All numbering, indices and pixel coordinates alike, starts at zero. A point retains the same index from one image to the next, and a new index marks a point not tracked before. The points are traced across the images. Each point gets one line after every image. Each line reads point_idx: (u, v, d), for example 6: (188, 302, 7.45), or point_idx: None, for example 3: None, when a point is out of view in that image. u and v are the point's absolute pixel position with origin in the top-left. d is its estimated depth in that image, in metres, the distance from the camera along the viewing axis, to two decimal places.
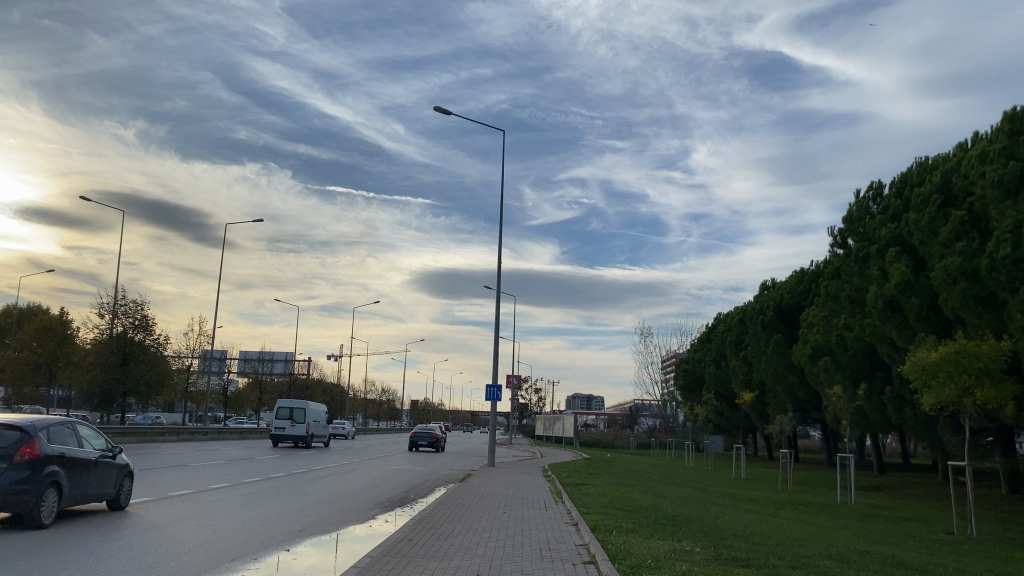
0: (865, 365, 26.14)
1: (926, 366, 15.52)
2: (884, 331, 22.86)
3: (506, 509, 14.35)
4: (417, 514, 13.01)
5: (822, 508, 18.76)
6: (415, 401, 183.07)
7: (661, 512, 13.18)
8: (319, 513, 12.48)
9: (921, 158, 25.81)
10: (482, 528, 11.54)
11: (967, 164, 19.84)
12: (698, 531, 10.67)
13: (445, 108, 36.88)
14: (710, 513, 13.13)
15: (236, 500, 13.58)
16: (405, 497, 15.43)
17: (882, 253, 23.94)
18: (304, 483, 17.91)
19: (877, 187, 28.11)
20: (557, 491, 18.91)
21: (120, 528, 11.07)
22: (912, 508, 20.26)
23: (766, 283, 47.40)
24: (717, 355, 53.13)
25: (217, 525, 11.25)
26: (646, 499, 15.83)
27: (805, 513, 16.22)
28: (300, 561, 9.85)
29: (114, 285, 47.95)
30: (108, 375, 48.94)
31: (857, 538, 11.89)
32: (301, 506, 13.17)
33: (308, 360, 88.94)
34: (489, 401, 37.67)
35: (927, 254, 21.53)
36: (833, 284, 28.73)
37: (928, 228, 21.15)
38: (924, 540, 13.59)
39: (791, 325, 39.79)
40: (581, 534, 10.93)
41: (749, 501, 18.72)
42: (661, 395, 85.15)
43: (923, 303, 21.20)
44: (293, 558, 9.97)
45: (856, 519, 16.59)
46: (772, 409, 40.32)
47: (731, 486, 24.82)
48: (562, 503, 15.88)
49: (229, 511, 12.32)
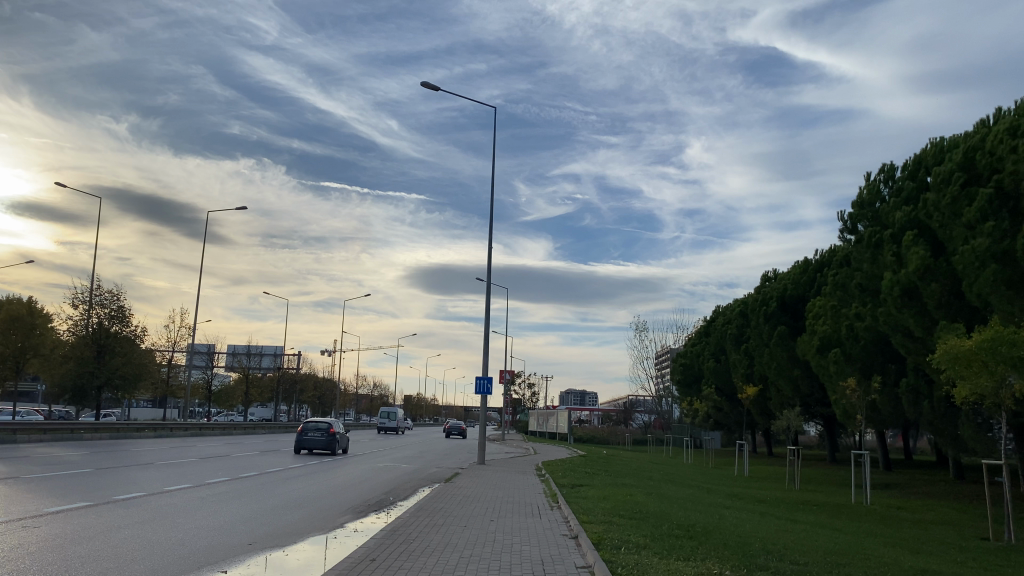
0: (878, 356, 24.73)
1: (960, 355, 14.15)
2: (901, 321, 21.41)
3: (494, 518, 12.90)
4: (391, 521, 11.48)
5: (835, 510, 17.38)
6: (406, 398, 180.61)
7: (673, 520, 11.79)
8: (279, 521, 10.97)
9: (937, 138, 24.39)
10: (464, 544, 10.02)
11: (994, 141, 18.46)
12: (724, 546, 9.23)
13: (435, 84, 35.58)
14: (729, 523, 11.80)
15: (188, 504, 12.09)
16: (382, 501, 14.01)
17: (898, 238, 22.58)
18: (274, 483, 16.37)
19: (888, 169, 26.71)
20: (552, 494, 17.46)
21: (72, 523, 9.98)
22: (933, 510, 18.86)
23: (767, 274, 46.10)
24: (717, 348, 51.88)
25: (158, 534, 9.75)
26: (651, 504, 14.42)
27: (823, 517, 14.89)
28: (291, 557, 9.22)
29: (90, 274, 46.38)
30: (82, 368, 47.26)
31: (898, 552, 10.49)
32: (262, 512, 11.68)
33: (296, 355, 87.08)
34: (479, 395, 36.34)
35: (949, 237, 20.10)
36: (842, 273, 27.31)
37: (950, 209, 19.78)
38: (954, 549, 12.28)
39: (795, 318, 38.46)
40: (583, 552, 9.48)
41: (758, 503, 17.44)
42: (657, 391, 83.44)
43: (945, 288, 19.82)
44: (284, 554, 9.33)
45: (877, 523, 15.21)
46: (777, 403, 38.92)
47: (736, 485, 23.39)
48: (557, 510, 14.42)
49: (178, 517, 10.84)
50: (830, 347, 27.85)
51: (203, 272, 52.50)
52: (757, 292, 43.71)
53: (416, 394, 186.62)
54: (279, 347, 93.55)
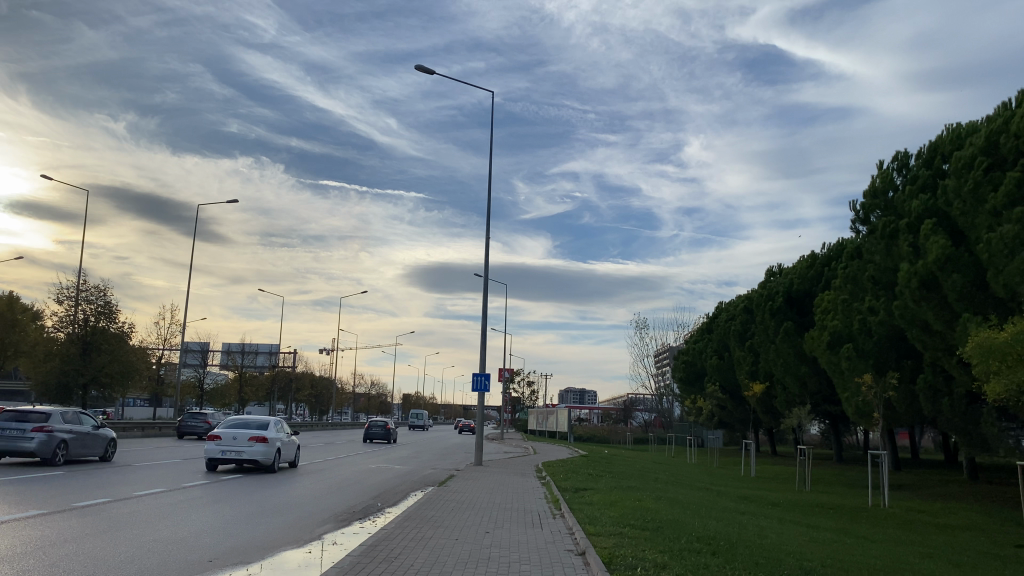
0: (892, 352, 23.72)
1: (993, 349, 13.22)
2: (920, 314, 20.40)
3: (490, 529, 11.86)
4: (374, 532, 10.38)
5: (851, 513, 16.38)
6: (404, 396, 179.92)
7: (690, 531, 10.80)
8: (248, 534, 9.83)
9: (953, 125, 23.46)
10: (454, 562, 8.96)
11: (1018, 124, 17.47)
12: (753, 566, 8.22)
13: (427, 68, 34.45)
14: (749, 532, 10.86)
15: (155, 510, 11.01)
16: (368, 509, 12.94)
17: (913, 228, 21.60)
18: (254, 487, 15.27)
19: (902, 158, 25.69)
20: (553, 500, 16.46)
21: (16, 536, 8.93)
22: (953, 513, 17.88)
23: (771, 269, 45.06)
24: (720, 345, 50.92)
25: (106, 549, 8.61)
26: (662, 510, 13.46)
27: (841, 523, 14.02)
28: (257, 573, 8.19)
29: (77, 269, 45.40)
30: (67, 366, 46.37)
31: (937, 566, 9.58)
32: (231, 522, 10.60)
33: (293, 352, 86.28)
34: (477, 392, 35.37)
35: (972, 225, 19.08)
36: (854, 266, 26.29)
37: (972, 195, 18.79)
38: (992, 559, 11.36)
39: (801, 312, 37.55)
40: (592, 571, 8.44)
41: (769, 506, 16.50)
42: (656, 388, 82.43)
43: (966, 279, 18.80)
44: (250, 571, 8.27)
45: (899, 529, 14.28)
46: (784, 401, 37.92)
47: (744, 487, 22.40)
48: (558, 519, 13.42)
49: (139, 528, 9.78)
50: (841, 343, 26.86)
51: (193, 267, 51.50)
52: (762, 287, 42.64)
53: (414, 393, 185.49)
54: (275, 345, 92.61)
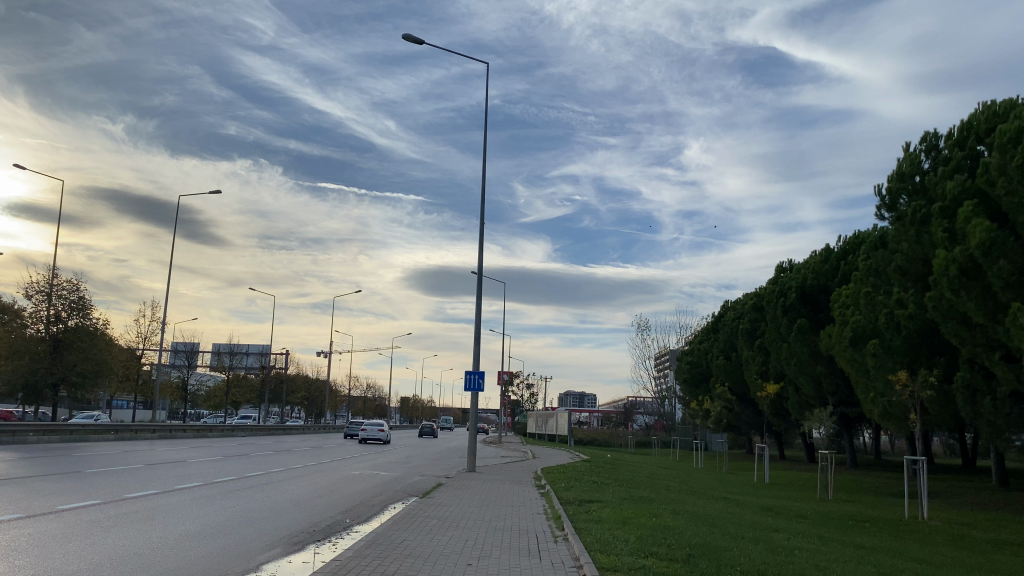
0: (923, 349, 21.88)
1: None
2: (958, 306, 18.52)
3: (473, 560, 9.84)
4: (329, 563, 8.44)
5: (890, 526, 14.56)
6: (403, 399, 178.29)
7: (731, 564, 8.90)
8: (163, 565, 7.91)
9: (987, 102, 21.64)
10: None
11: None
12: None
13: (413, 37, 32.48)
14: (805, 565, 8.91)
15: (64, 531, 9.04)
16: (333, 528, 11.02)
17: (950, 212, 19.72)
18: (209, 498, 13.30)
19: (932, 138, 23.79)
20: (554, 516, 14.54)
21: None
22: (1002, 526, 16.01)
23: (782, 264, 43.10)
24: (727, 344, 49.13)
25: None
26: (686, 529, 11.73)
27: (884, 540, 12.33)
28: None
29: (49, 262, 43.63)
30: (36, 365, 44.50)
31: None
32: (153, 546, 8.67)
33: (285, 355, 84.27)
34: (470, 391, 33.45)
35: (1017, 205, 17.22)
36: (877, 256, 24.46)
37: (1020, 172, 16.91)
38: None
39: (816, 310, 35.74)
40: None
41: (798, 519, 14.68)
42: (658, 391, 80.33)
43: (1015, 266, 16.88)
44: None
45: (954, 547, 12.45)
46: (798, 403, 36.07)
47: (760, 495, 20.64)
48: (562, 543, 11.52)
49: (25, 559, 7.78)
50: (865, 340, 25.10)
51: (170, 261, 49.64)
52: (772, 283, 40.83)
53: (413, 395, 183.02)
54: (267, 346, 90.60)
